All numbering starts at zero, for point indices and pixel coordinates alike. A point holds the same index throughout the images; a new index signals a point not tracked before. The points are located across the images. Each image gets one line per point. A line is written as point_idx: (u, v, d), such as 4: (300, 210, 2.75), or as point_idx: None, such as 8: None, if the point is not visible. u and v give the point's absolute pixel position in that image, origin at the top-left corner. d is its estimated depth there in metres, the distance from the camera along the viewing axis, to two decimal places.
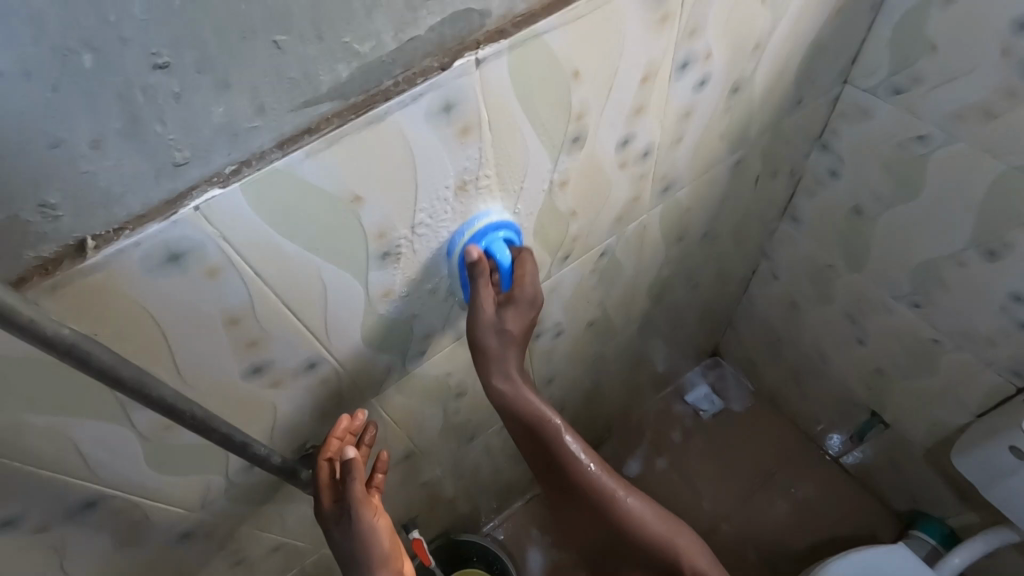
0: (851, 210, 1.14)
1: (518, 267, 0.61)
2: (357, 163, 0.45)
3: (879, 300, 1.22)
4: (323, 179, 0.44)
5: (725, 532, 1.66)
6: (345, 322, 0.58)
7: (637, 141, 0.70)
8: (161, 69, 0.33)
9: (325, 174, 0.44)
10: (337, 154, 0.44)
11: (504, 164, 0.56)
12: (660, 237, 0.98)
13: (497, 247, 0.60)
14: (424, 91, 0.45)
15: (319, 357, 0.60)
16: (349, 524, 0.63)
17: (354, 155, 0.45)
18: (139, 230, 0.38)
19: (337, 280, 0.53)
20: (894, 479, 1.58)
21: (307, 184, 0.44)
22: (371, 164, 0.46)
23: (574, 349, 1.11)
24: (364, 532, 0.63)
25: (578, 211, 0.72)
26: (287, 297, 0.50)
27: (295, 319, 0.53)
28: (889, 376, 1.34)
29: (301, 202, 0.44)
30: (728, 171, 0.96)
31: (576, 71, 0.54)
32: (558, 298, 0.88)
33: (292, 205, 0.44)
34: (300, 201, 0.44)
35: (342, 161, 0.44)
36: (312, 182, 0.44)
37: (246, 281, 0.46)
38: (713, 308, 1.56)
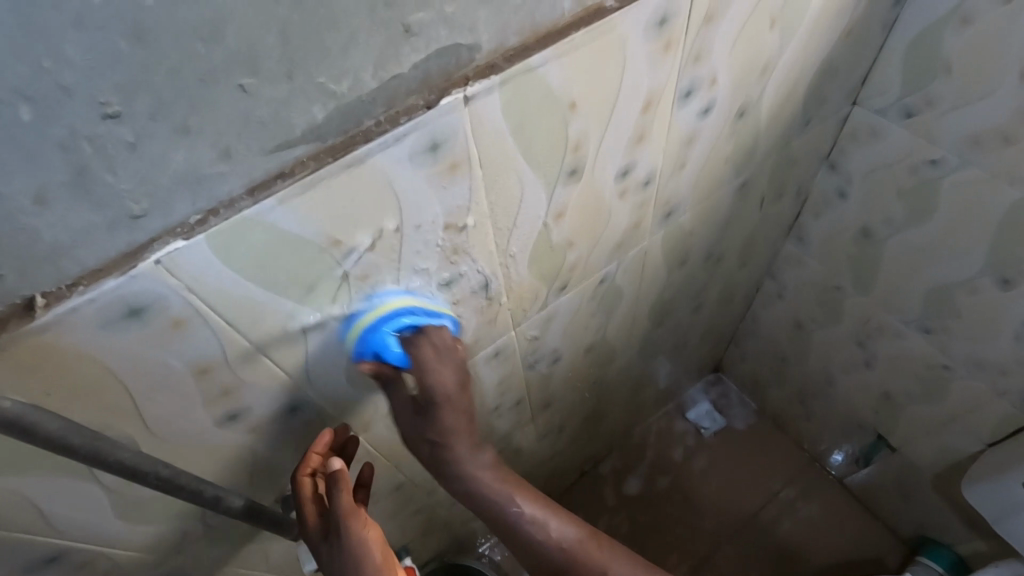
0: (860, 232, 1.11)
1: (414, 360, 0.56)
2: (336, 207, 0.42)
3: (888, 323, 1.19)
4: (298, 224, 0.41)
5: (726, 553, 1.63)
6: (327, 364, 0.55)
7: (639, 169, 0.66)
8: (111, 119, 0.30)
9: (301, 219, 0.41)
10: (313, 199, 0.41)
11: (496, 199, 0.53)
12: (662, 262, 0.94)
13: (386, 342, 0.54)
14: (407, 131, 0.42)
15: (300, 400, 0.57)
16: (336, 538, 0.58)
17: (332, 199, 0.42)
18: (94, 285, 0.35)
19: (317, 323, 0.50)
20: (901, 503, 1.54)
21: (281, 230, 0.41)
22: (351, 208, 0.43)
23: (573, 374, 1.08)
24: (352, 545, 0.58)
25: (575, 242, 0.69)
26: (262, 343, 0.47)
27: (271, 364, 0.50)
28: (897, 400, 1.30)
29: (275, 250, 0.41)
30: (733, 194, 0.92)
31: (572, 103, 0.50)
32: (556, 326, 0.85)
33: (265, 253, 0.41)
34: (274, 248, 0.41)
35: (320, 206, 0.41)
36: (286, 229, 0.41)
37: (215, 331, 0.43)
38: (716, 327, 1.52)
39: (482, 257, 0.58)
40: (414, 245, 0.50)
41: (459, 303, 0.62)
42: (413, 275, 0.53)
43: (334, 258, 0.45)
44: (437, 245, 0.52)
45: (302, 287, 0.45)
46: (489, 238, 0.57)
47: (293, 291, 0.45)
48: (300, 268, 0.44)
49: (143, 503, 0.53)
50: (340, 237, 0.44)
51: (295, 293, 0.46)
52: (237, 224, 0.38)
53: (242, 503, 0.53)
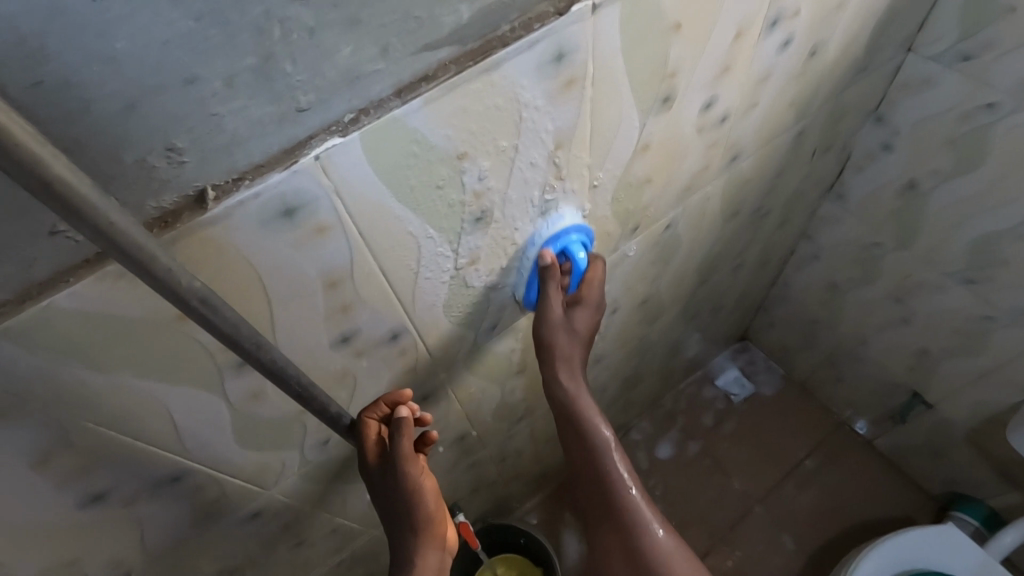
0: (905, 186, 1.12)
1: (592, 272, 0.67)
2: (469, 114, 0.43)
3: (928, 278, 1.20)
4: (436, 129, 0.42)
5: (758, 514, 1.65)
6: (431, 290, 0.56)
7: (717, 105, 0.67)
8: (300, 1, 0.31)
9: (438, 124, 0.42)
10: (453, 103, 0.41)
11: (599, 125, 0.54)
12: (718, 213, 0.95)
13: (574, 249, 0.63)
14: (540, 38, 0.42)
15: (402, 328, 0.58)
16: (392, 480, 0.57)
17: (467, 105, 0.42)
18: (258, 180, 0.36)
19: (431, 245, 0.51)
20: (931, 462, 1.56)
21: (424, 132, 0.41)
22: (482, 116, 0.44)
23: (623, 330, 1.09)
24: (405, 487, 0.57)
25: (653, 179, 0.70)
26: (384, 260, 0.48)
27: (387, 285, 0.51)
28: (934, 356, 1.32)
29: (412, 155, 0.42)
30: (789, 143, 0.93)
31: (677, 23, 0.51)
32: (620, 274, 0.86)
33: (404, 157, 0.42)
34: (412, 154, 0.42)
35: (455, 112, 0.42)
36: (427, 133, 0.42)
37: (349, 241, 0.44)
38: (750, 291, 1.53)
39: (577, 186, 0.59)
40: (525, 164, 0.51)
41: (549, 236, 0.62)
42: (516, 199, 0.54)
43: (459, 173, 0.46)
44: (542, 168, 0.53)
45: (428, 199, 0.46)
46: (587, 166, 0.58)
47: (420, 204, 0.46)
48: (429, 177, 0.45)
49: (257, 426, 0.54)
50: (466, 146, 0.45)
51: (421, 206, 0.46)
52: (387, 123, 0.39)
53: (337, 410, 0.50)
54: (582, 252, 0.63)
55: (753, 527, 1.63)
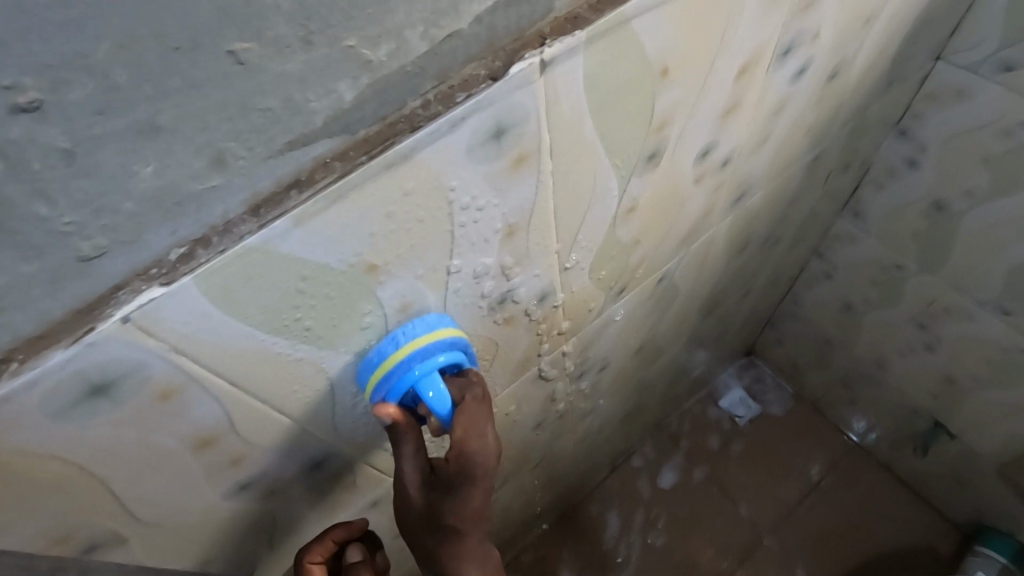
0: (932, 207, 0.99)
1: (461, 421, 0.39)
2: (372, 222, 0.31)
3: (958, 305, 1.08)
4: (325, 251, 0.30)
5: (768, 545, 1.51)
6: (357, 411, 0.44)
7: (719, 149, 0.54)
8: (32, 114, 0.19)
9: (327, 243, 0.30)
10: (346, 214, 0.29)
11: (563, 199, 0.42)
12: (722, 251, 0.83)
13: (428, 383, 0.39)
14: (467, 114, 0.30)
15: (325, 453, 0.46)
16: None
17: (368, 213, 0.30)
18: (34, 361, 0.24)
19: (345, 369, 0.39)
20: (955, 492, 1.44)
21: (307, 258, 0.30)
22: (392, 220, 0.32)
23: (618, 378, 0.97)
24: None
25: (642, 238, 0.58)
26: (278, 401, 0.37)
27: (290, 422, 0.40)
28: (961, 386, 1.20)
29: (295, 286, 0.30)
30: (802, 171, 0.81)
31: (665, 68, 0.39)
32: (609, 332, 0.74)
33: (281, 293, 0.30)
34: (292, 285, 0.30)
35: (352, 224, 0.30)
36: (312, 259, 0.30)
37: (216, 396, 0.32)
38: (757, 311, 1.41)
39: (540, 267, 0.48)
40: (466, 260, 0.40)
41: (510, 323, 0.52)
42: (461, 298, 0.43)
43: (373, 290, 0.35)
44: (491, 260, 0.42)
45: (329, 323, 0.35)
46: (551, 244, 0.46)
47: (317, 330, 0.35)
48: (326, 304, 0.33)
49: None
50: (376, 257, 0.33)
51: (320, 333, 0.35)
52: (246, 256, 0.27)
53: None
54: (436, 389, 0.39)
55: (766, 558, 1.49)
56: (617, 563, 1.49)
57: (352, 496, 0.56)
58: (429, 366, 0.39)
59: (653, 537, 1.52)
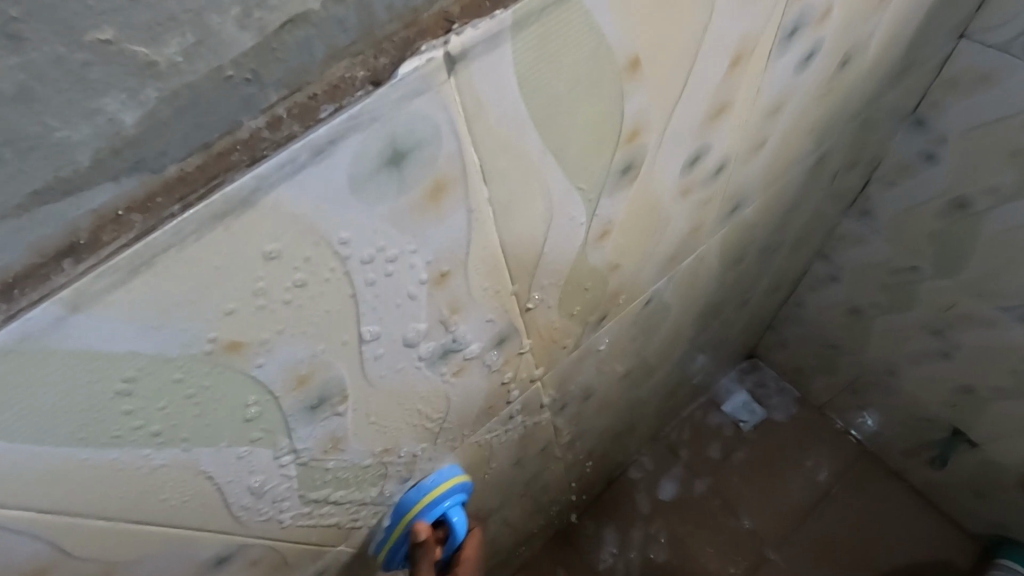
0: (950, 205, 0.90)
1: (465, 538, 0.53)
2: (220, 290, 0.22)
3: (977, 311, 0.99)
4: (147, 338, 0.21)
5: (773, 560, 1.42)
6: (263, 497, 0.36)
7: (710, 156, 0.45)
8: None
9: (149, 326, 0.21)
10: (168, 287, 0.21)
11: (512, 231, 0.34)
12: (718, 263, 0.74)
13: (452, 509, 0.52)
14: (341, 136, 0.21)
15: (233, 546, 0.38)
16: None
17: (206, 282, 0.22)
18: None
19: (230, 461, 0.31)
20: (973, 504, 1.34)
21: (114, 358, 0.21)
22: (252, 284, 0.23)
23: (605, 402, 0.88)
24: None
25: (621, 261, 0.49)
26: (137, 513, 0.29)
27: (165, 530, 0.31)
28: (981, 396, 1.11)
29: (112, 394, 0.22)
30: (808, 171, 0.71)
31: (633, 61, 0.30)
32: (590, 361, 0.65)
33: (90, 405, 0.22)
34: (105, 394, 0.22)
35: (188, 297, 0.22)
36: (126, 357, 0.22)
37: (22, 531, 0.24)
38: (758, 316, 1.32)
39: (492, 311, 0.39)
40: (387, 319, 0.31)
41: (461, 375, 0.43)
42: (388, 358, 0.34)
43: (247, 370, 0.27)
44: (424, 317, 0.34)
45: (189, 421, 0.27)
46: (504, 286, 0.38)
47: (174, 432, 0.26)
48: (173, 404, 0.25)
49: None
50: (236, 335, 0.25)
51: (179, 433, 0.27)
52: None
53: None
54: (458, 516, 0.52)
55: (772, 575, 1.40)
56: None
57: (287, 573, 0.48)
58: (448, 504, 0.52)
59: (654, 550, 1.43)
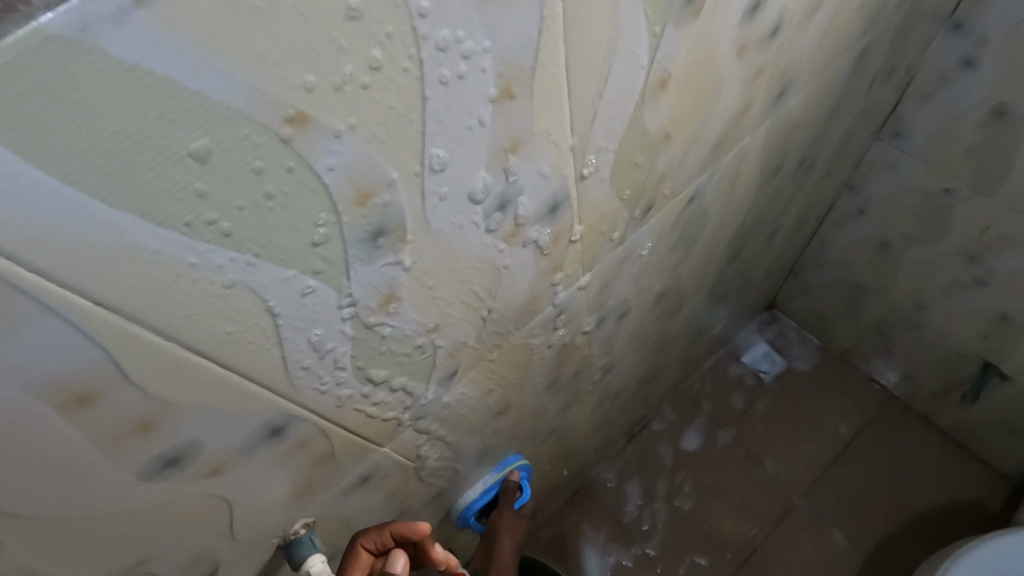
0: (991, 114, 0.88)
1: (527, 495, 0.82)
2: (296, 45, 0.20)
3: (1017, 228, 0.97)
4: (219, 85, 0.19)
5: (801, 507, 1.34)
6: (320, 361, 0.34)
7: (768, 8, 0.42)
8: None
9: (217, 63, 0.19)
10: (245, 16, 0.18)
11: (583, 52, 0.31)
12: (756, 171, 0.71)
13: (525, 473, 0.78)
14: None
15: (285, 418, 0.36)
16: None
17: (283, 24, 0.19)
18: None
19: (294, 300, 0.29)
20: (1005, 441, 1.30)
21: (185, 105, 0.19)
22: (330, 48, 0.21)
23: (636, 331, 0.86)
24: None
25: (672, 134, 0.46)
26: (195, 339, 0.27)
27: (222, 372, 0.29)
28: (1018, 322, 1.08)
29: (184, 160, 0.20)
30: (848, 68, 0.69)
31: None
32: (630, 269, 0.63)
33: (162, 170, 0.20)
34: (177, 158, 0.20)
35: (259, 36, 0.19)
36: (198, 107, 0.19)
37: (78, 326, 0.22)
38: (784, 258, 1.29)
39: (551, 169, 0.36)
40: (454, 147, 0.29)
41: (513, 249, 0.40)
42: (450, 202, 0.32)
43: (315, 173, 0.24)
44: (487, 155, 0.31)
45: (262, 231, 0.25)
46: (564, 136, 0.35)
47: (246, 240, 0.24)
48: (247, 200, 0.23)
49: None
50: (309, 119, 0.22)
51: (251, 244, 0.25)
52: (56, 82, 0.16)
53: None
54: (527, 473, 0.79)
55: (802, 523, 1.32)
56: (642, 532, 1.31)
57: (331, 470, 0.46)
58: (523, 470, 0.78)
59: (679, 500, 1.35)
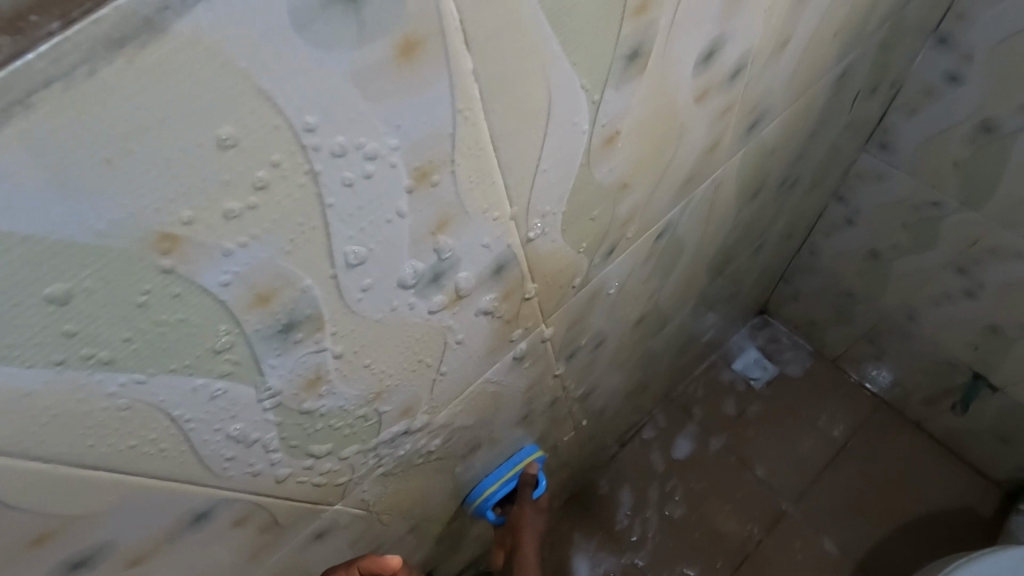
0: (978, 128, 0.85)
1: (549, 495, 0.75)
2: (157, 178, 0.18)
3: (1006, 242, 0.94)
4: (68, 228, 0.18)
5: (791, 516, 1.32)
6: (247, 449, 0.33)
7: (729, 50, 0.40)
8: None
9: (60, 207, 0.17)
10: (88, 164, 0.17)
11: (513, 130, 0.29)
12: (733, 196, 0.69)
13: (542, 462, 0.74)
14: None
15: (215, 503, 0.35)
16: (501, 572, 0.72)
17: (136, 159, 0.17)
18: None
19: (205, 405, 0.27)
20: (995, 450, 1.28)
21: (34, 260, 0.18)
22: (201, 175, 0.19)
23: (616, 354, 0.84)
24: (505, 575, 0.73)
25: (631, 181, 0.43)
26: (88, 456, 0.25)
27: (129, 479, 0.28)
28: (1007, 335, 1.06)
29: (43, 306, 0.19)
30: (828, 90, 0.67)
31: None
32: (601, 304, 0.60)
33: (16, 318, 0.19)
34: (35, 306, 0.19)
35: (109, 176, 0.17)
36: (51, 256, 0.18)
37: None
38: (774, 265, 1.27)
39: (491, 239, 0.34)
40: (372, 241, 0.27)
41: (458, 315, 0.38)
42: (374, 289, 0.30)
43: (208, 295, 0.23)
44: (412, 240, 0.29)
45: (154, 353, 0.23)
46: (502, 209, 0.33)
47: (135, 364, 0.23)
48: (134, 332, 0.22)
49: None
50: (189, 245, 0.21)
51: (141, 366, 0.23)
52: None
53: None
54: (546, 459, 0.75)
55: (792, 532, 1.31)
56: (631, 543, 1.30)
57: (280, 533, 0.44)
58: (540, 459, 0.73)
59: (670, 509, 1.33)
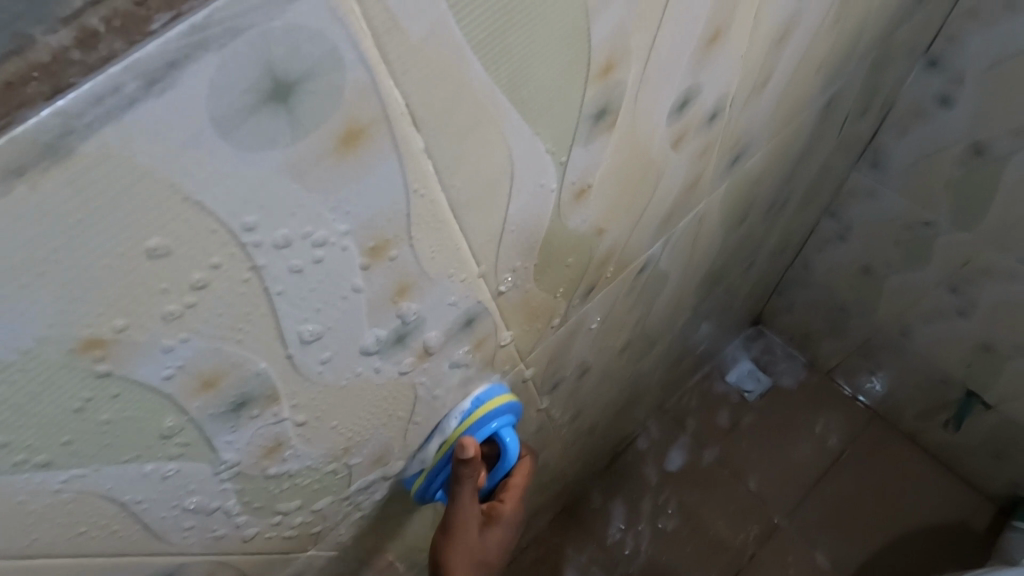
0: (969, 150, 0.85)
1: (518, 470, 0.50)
2: (81, 291, 0.18)
3: (998, 262, 0.93)
4: None
5: (783, 530, 1.31)
6: (207, 518, 0.32)
7: (705, 96, 0.39)
8: None
9: None
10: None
11: (474, 198, 0.28)
12: (719, 223, 0.68)
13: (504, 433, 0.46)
14: (184, 60, 0.15)
15: (173, 567, 0.34)
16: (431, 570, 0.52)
17: (52, 276, 0.17)
18: None
19: (157, 486, 0.27)
20: (988, 465, 1.27)
21: None
22: (131, 282, 0.18)
23: (603, 376, 0.83)
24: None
25: (606, 225, 0.43)
26: (26, 544, 0.24)
27: (71, 557, 0.27)
28: (1000, 353, 1.05)
29: None
30: (815, 118, 0.66)
31: None
32: (583, 336, 0.59)
33: None
34: None
35: (25, 295, 0.16)
36: None
37: None
38: (767, 278, 1.26)
39: (458, 298, 0.34)
40: (327, 319, 0.26)
41: (429, 369, 0.37)
42: (333, 361, 0.29)
43: (152, 390, 0.22)
44: (370, 312, 0.28)
45: (97, 449, 0.23)
46: (468, 270, 0.32)
47: (77, 461, 0.22)
48: (72, 433, 0.21)
49: None
50: (123, 348, 0.20)
51: (83, 462, 0.23)
52: None
53: None
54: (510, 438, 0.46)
55: (784, 547, 1.30)
56: (623, 557, 1.29)
57: None
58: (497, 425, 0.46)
59: (662, 522, 1.32)
